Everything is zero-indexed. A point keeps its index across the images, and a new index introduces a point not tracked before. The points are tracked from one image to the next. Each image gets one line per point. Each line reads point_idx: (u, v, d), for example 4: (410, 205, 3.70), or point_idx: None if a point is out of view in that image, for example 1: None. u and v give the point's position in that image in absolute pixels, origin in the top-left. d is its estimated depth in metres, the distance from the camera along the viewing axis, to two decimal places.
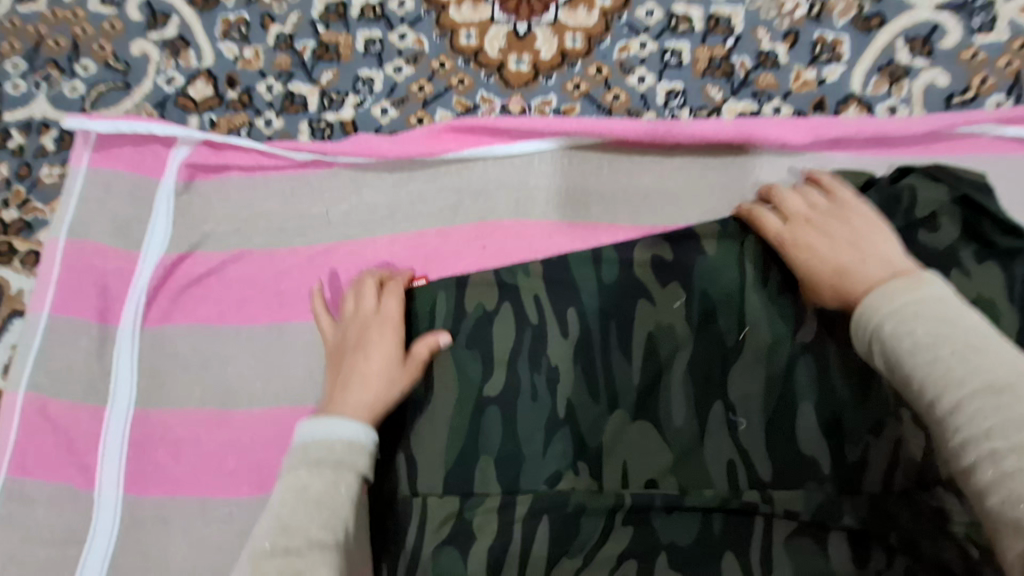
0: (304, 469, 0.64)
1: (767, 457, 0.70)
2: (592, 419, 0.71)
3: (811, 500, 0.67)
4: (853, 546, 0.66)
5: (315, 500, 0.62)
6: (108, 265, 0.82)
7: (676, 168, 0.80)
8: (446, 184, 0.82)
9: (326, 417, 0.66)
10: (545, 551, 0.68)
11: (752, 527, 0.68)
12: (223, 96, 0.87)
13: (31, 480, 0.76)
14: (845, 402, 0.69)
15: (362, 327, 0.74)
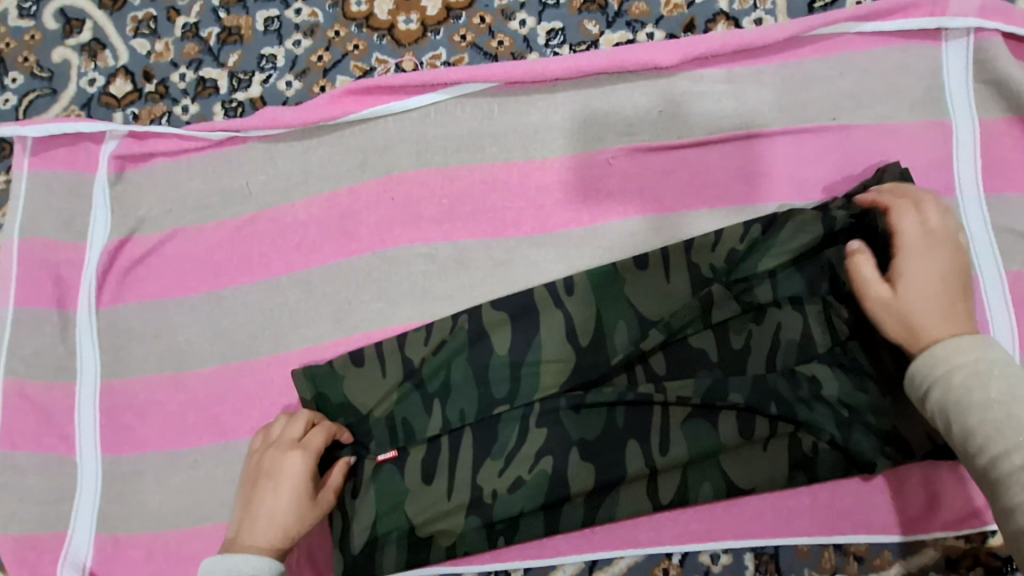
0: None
1: (661, 353, 0.76)
2: (503, 341, 0.79)
3: (700, 385, 0.74)
4: (739, 420, 0.74)
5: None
6: (59, 257, 0.90)
7: (560, 102, 0.85)
8: (352, 144, 0.88)
9: (230, 554, 0.68)
10: (470, 457, 0.76)
11: (651, 414, 0.75)
12: (141, 90, 0.94)
13: (19, 453, 0.85)
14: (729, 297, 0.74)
15: (267, 458, 0.74)
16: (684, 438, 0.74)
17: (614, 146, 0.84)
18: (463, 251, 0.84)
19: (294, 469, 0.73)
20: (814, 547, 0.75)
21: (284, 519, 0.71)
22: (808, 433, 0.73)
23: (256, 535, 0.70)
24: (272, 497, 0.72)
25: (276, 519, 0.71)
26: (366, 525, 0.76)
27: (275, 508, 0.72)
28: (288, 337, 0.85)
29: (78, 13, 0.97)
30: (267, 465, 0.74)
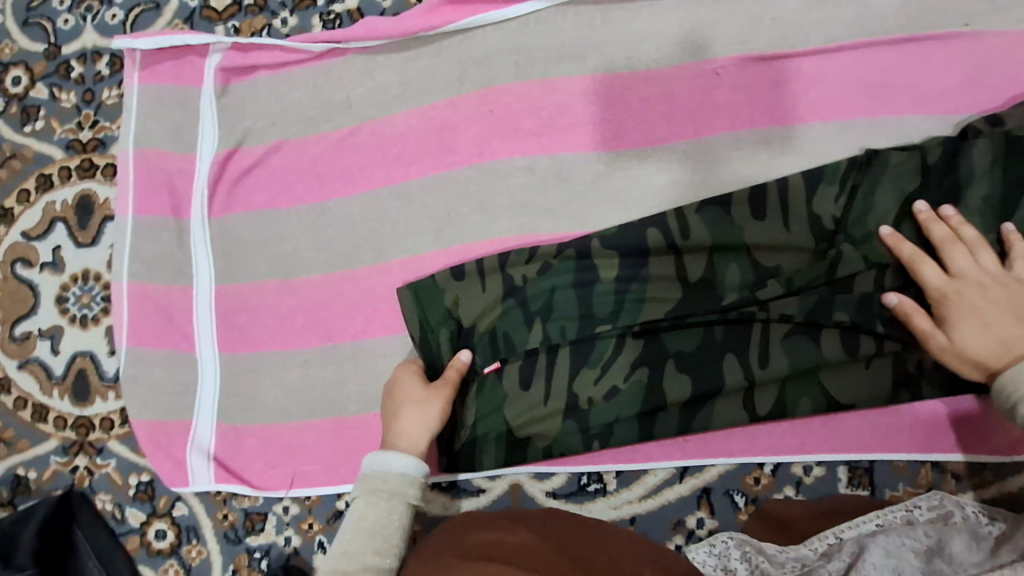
0: (364, 498, 0.70)
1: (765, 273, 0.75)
2: (608, 269, 0.78)
3: (805, 303, 0.73)
4: (842, 337, 0.73)
5: (370, 528, 0.68)
6: (173, 167, 0.94)
7: (667, 10, 0.82)
8: (450, 56, 0.87)
9: (382, 451, 0.72)
10: (569, 370, 0.78)
11: (751, 332, 0.75)
12: (241, 3, 0.95)
13: (146, 348, 0.93)
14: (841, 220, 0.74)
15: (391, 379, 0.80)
16: (787, 355, 0.74)
17: (723, 56, 0.81)
18: (562, 165, 0.84)
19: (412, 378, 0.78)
20: (912, 464, 0.75)
21: (427, 419, 0.75)
22: (912, 353, 0.72)
23: (407, 439, 0.74)
24: (404, 405, 0.76)
25: (413, 420, 0.75)
26: (470, 409, 0.80)
27: (408, 413, 0.75)
28: (389, 247, 0.88)
29: None
30: (392, 384, 0.79)
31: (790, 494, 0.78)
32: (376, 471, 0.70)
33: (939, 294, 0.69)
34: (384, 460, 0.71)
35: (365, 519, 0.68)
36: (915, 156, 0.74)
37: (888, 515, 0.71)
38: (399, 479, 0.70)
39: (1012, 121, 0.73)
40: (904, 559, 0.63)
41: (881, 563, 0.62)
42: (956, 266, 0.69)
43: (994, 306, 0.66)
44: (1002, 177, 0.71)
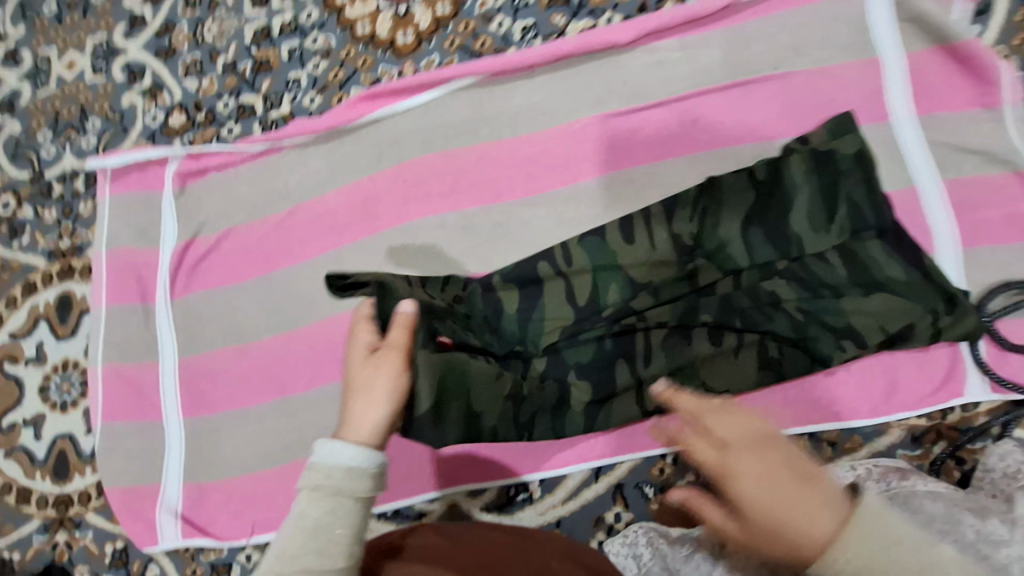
0: (307, 486, 0.64)
1: (640, 289, 0.86)
2: (511, 301, 0.89)
3: (676, 309, 0.86)
4: (710, 334, 0.85)
5: (328, 512, 0.63)
6: (139, 260, 1.08)
7: (538, 85, 1.00)
8: (367, 143, 1.04)
9: (327, 439, 0.66)
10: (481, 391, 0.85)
11: (635, 340, 0.87)
12: (194, 120, 1.13)
13: (118, 422, 1.03)
14: (695, 236, 0.86)
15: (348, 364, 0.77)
16: (666, 355, 0.86)
17: (588, 115, 0.97)
18: (467, 220, 0.99)
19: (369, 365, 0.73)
20: (791, 439, 0.86)
21: (373, 404, 0.69)
22: (768, 339, 0.85)
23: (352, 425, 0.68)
24: (354, 397, 0.71)
25: (370, 395, 0.71)
26: (433, 391, 0.79)
27: (358, 407, 0.70)
28: (328, 306, 1.01)
29: (139, 65, 1.18)
30: (350, 360, 0.76)
31: (692, 479, 0.88)
32: (321, 463, 0.64)
33: (717, 470, 0.58)
34: (321, 449, 0.65)
35: (301, 523, 0.62)
36: (744, 175, 0.87)
37: None
38: (344, 471, 0.64)
39: (820, 136, 0.86)
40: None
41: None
42: (718, 438, 0.59)
43: (772, 474, 0.56)
44: (820, 181, 0.83)
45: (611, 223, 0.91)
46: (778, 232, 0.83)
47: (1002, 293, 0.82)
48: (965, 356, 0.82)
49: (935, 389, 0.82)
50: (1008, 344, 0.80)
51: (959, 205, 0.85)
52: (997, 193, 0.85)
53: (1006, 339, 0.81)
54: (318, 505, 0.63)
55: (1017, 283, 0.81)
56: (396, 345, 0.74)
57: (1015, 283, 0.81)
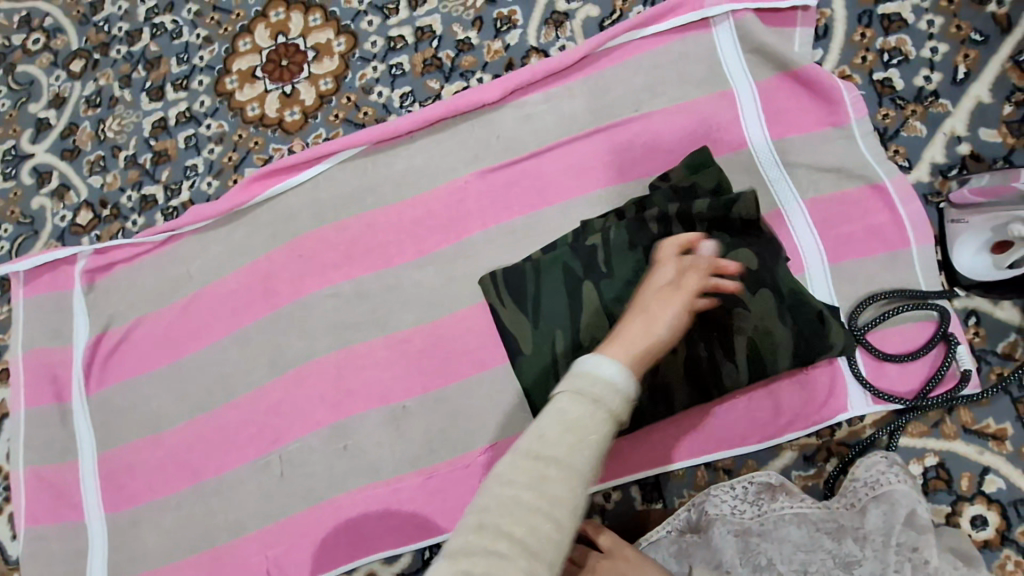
0: (567, 394, 0.55)
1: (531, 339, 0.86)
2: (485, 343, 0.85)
3: (566, 359, 0.84)
4: None
5: (571, 424, 0.53)
6: (54, 360, 1.10)
7: (418, 148, 1.03)
8: (263, 221, 1.07)
9: (599, 356, 0.57)
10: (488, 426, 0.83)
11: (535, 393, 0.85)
12: (100, 215, 1.16)
13: (40, 526, 1.03)
14: (578, 283, 0.87)
15: (647, 283, 0.68)
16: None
17: (467, 173, 1.01)
18: (361, 285, 1.01)
19: (674, 295, 0.66)
20: (688, 470, 0.85)
21: (659, 322, 0.63)
22: (676, 378, 0.81)
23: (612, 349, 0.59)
24: (638, 324, 0.63)
25: (650, 330, 0.62)
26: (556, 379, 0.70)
27: (644, 333, 0.62)
28: (236, 385, 1.03)
29: (46, 167, 1.21)
30: (657, 280, 0.68)
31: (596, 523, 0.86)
32: (592, 377, 0.55)
33: None
34: (585, 363, 0.56)
35: (546, 441, 0.53)
36: (614, 217, 0.90)
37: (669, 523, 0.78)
38: (605, 386, 0.55)
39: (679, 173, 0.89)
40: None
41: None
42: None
43: None
44: (681, 211, 0.84)
45: (503, 272, 0.92)
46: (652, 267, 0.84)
47: (870, 304, 0.83)
48: (844, 370, 0.83)
49: (821, 406, 0.82)
50: (881, 356, 0.81)
51: (821, 222, 0.87)
52: (855, 207, 0.87)
53: (879, 350, 0.82)
54: (562, 420, 0.53)
55: (883, 294, 0.83)
56: (692, 283, 0.67)
57: (881, 293, 0.83)
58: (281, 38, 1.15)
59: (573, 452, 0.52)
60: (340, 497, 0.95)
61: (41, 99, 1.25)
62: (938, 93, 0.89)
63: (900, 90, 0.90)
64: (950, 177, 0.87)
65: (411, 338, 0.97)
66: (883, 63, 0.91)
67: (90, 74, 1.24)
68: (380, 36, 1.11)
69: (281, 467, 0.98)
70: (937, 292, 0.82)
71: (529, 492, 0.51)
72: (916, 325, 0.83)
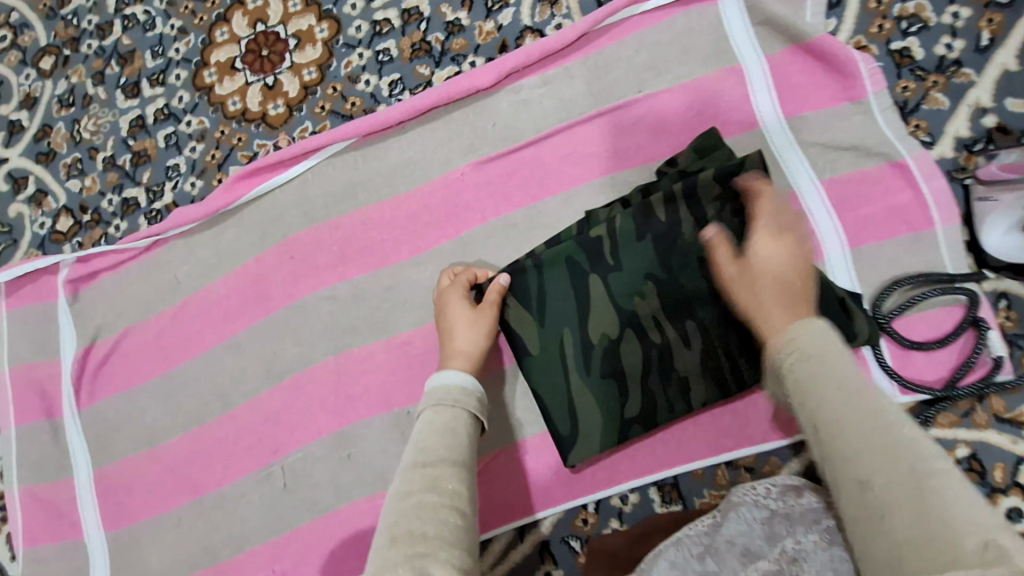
0: (430, 408, 0.69)
1: (539, 345, 0.82)
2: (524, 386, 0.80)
3: (575, 365, 0.81)
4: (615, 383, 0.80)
5: (444, 429, 0.66)
6: (42, 374, 1.06)
7: (411, 140, 0.98)
8: (251, 222, 1.02)
9: (435, 373, 0.74)
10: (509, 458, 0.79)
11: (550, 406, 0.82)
12: (80, 221, 1.11)
13: (39, 545, 1.00)
14: (583, 281, 0.81)
15: (441, 304, 0.86)
16: (595, 408, 0.80)
17: (463, 164, 0.96)
18: (357, 287, 0.96)
19: (481, 311, 0.82)
20: (708, 469, 0.82)
21: (477, 333, 0.81)
22: (692, 373, 0.79)
23: (451, 363, 0.78)
24: (460, 338, 0.81)
25: (475, 341, 0.80)
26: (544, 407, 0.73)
27: (465, 345, 0.80)
28: (232, 395, 0.99)
29: (22, 172, 1.16)
30: (449, 308, 0.84)
31: (615, 527, 0.84)
32: (438, 388, 0.71)
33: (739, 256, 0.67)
34: (432, 383, 0.73)
35: (428, 449, 0.63)
36: (619, 206, 0.83)
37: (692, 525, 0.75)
38: (450, 391, 0.71)
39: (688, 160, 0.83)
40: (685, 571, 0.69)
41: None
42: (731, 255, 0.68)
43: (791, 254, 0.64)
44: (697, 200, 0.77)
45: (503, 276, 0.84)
46: (663, 256, 0.78)
47: (896, 290, 0.79)
48: (869, 362, 0.79)
49: None
50: (908, 343, 0.77)
51: (840, 205, 0.83)
52: (876, 187, 0.82)
53: (906, 338, 0.78)
54: (435, 430, 0.66)
55: (906, 279, 0.79)
56: (487, 297, 0.83)
57: (907, 278, 0.79)
58: (260, 26, 1.09)
59: (456, 448, 0.64)
60: (347, 506, 0.92)
61: (12, 100, 1.19)
62: (961, 62, 0.84)
63: (921, 60, 0.85)
64: (975, 152, 0.82)
65: (412, 340, 0.93)
66: (902, 31, 0.86)
67: (61, 72, 1.18)
68: (365, 20, 1.04)
69: (284, 477, 0.95)
70: (963, 275, 0.78)
71: (431, 493, 0.59)
72: (943, 310, 0.78)
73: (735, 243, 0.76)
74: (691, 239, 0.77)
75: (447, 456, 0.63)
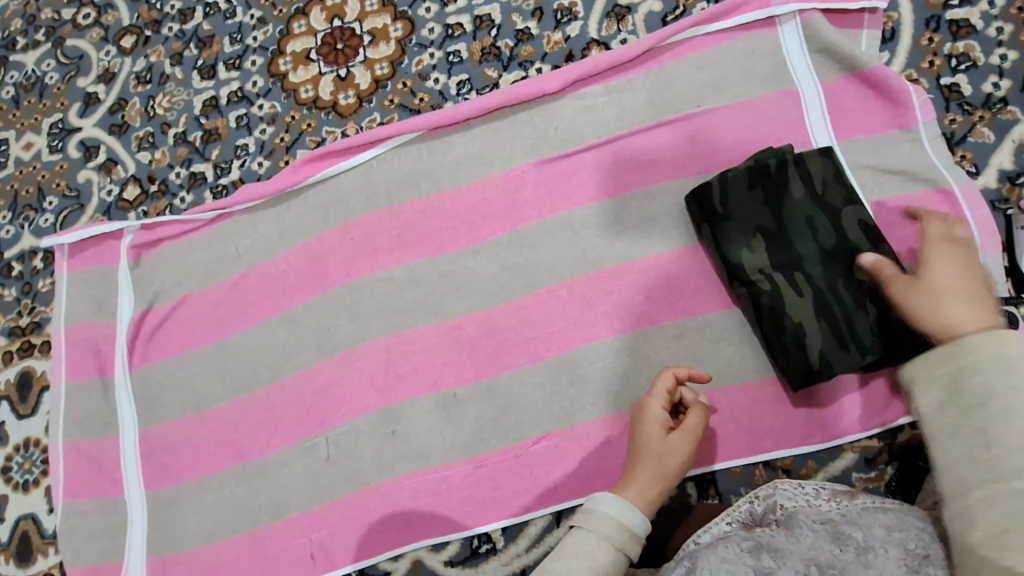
0: (593, 538, 0.68)
1: (762, 257, 0.84)
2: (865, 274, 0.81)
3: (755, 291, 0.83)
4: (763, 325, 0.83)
5: (597, 572, 0.66)
6: (97, 334, 1.09)
7: (475, 136, 1.03)
8: (315, 203, 1.06)
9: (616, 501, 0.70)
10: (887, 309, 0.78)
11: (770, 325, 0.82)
12: (147, 191, 1.16)
13: (79, 500, 1.02)
14: (733, 228, 0.86)
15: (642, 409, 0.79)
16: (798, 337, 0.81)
17: (524, 163, 1.01)
18: (413, 271, 1.01)
19: (682, 444, 0.76)
20: (746, 468, 0.86)
21: (666, 469, 0.75)
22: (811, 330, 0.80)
23: (630, 495, 0.73)
24: (654, 467, 0.75)
25: (663, 485, 0.74)
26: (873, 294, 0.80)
27: (653, 477, 0.74)
28: (283, 366, 1.02)
29: (94, 141, 1.21)
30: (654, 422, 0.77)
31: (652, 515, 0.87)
32: (608, 520, 0.69)
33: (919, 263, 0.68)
34: (599, 504, 0.71)
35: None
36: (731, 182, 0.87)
37: (733, 513, 0.79)
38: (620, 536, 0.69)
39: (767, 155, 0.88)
40: (736, 562, 0.67)
41: (716, 569, 0.66)
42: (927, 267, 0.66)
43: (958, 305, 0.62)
44: (796, 177, 0.86)
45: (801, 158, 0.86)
46: (772, 218, 0.85)
47: None
48: None
49: (882, 408, 0.84)
50: None
51: (884, 225, 0.88)
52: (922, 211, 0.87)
53: None
54: (587, 563, 0.66)
55: None
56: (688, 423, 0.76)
57: None
58: (337, 21, 1.15)
59: None
60: (388, 481, 0.95)
61: (90, 73, 1.25)
62: (1007, 100, 0.90)
63: (969, 96, 0.91)
64: (1017, 185, 0.87)
65: (463, 326, 0.97)
66: (952, 68, 0.92)
67: (141, 51, 1.24)
68: (438, 23, 1.11)
69: (328, 449, 0.97)
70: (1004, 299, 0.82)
71: None
72: None
73: (836, 208, 0.84)
74: (793, 202, 0.85)
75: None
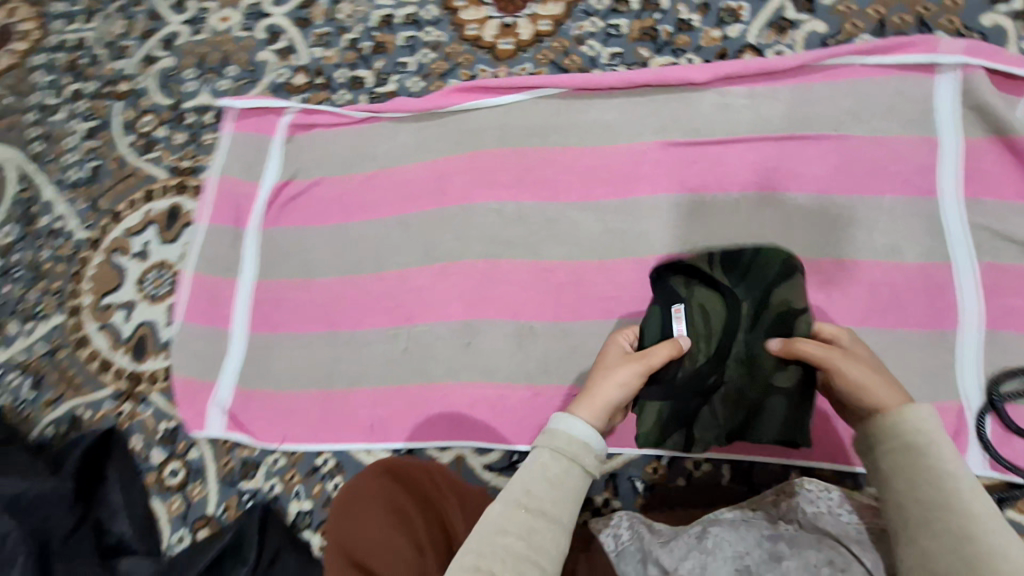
0: (546, 451, 0.69)
1: (727, 315, 0.82)
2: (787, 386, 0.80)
3: (710, 342, 0.82)
4: (698, 376, 0.81)
5: (553, 481, 0.67)
6: (242, 190, 1.25)
7: (613, 105, 1.11)
8: (453, 128, 1.18)
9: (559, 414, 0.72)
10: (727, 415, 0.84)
11: (700, 378, 0.81)
12: (313, 82, 1.31)
13: (192, 321, 1.19)
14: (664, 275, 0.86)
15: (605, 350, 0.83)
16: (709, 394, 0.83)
17: (652, 141, 1.07)
18: (523, 210, 1.10)
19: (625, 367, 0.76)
20: (784, 467, 0.92)
21: (615, 382, 0.74)
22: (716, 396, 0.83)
23: (579, 407, 0.73)
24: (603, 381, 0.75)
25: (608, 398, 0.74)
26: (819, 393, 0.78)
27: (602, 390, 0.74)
28: (388, 261, 1.15)
29: (278, 29, 1.37)
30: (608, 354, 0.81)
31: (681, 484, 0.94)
32: (559, 430, 0.70)
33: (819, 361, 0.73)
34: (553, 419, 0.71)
35: (535, 496, 0.67)
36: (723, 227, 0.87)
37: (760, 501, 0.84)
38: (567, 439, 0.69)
39: None
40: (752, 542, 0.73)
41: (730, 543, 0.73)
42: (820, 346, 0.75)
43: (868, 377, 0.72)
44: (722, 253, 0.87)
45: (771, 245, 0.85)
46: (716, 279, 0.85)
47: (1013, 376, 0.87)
48: (968, 427, 0.87)
49: None
50: (1012, 426, 0.85)
51: (987, 287, 0.90)
52: None
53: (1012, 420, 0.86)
54: (547, 479, 0.67)
55: None
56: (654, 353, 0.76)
57: None
58: None
59: (559, 504, 0.67)
60: (452, 382, 1.06)
61: None
62: None
63: None
64: None
65: (555, 269, 1.06)
66: None
67: None
68: None
69: (408, 340, 1.10)
70: None
71: (521, 540, 0.65)
72: None
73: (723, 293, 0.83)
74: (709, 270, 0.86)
75: (547, 510, 0.67)
